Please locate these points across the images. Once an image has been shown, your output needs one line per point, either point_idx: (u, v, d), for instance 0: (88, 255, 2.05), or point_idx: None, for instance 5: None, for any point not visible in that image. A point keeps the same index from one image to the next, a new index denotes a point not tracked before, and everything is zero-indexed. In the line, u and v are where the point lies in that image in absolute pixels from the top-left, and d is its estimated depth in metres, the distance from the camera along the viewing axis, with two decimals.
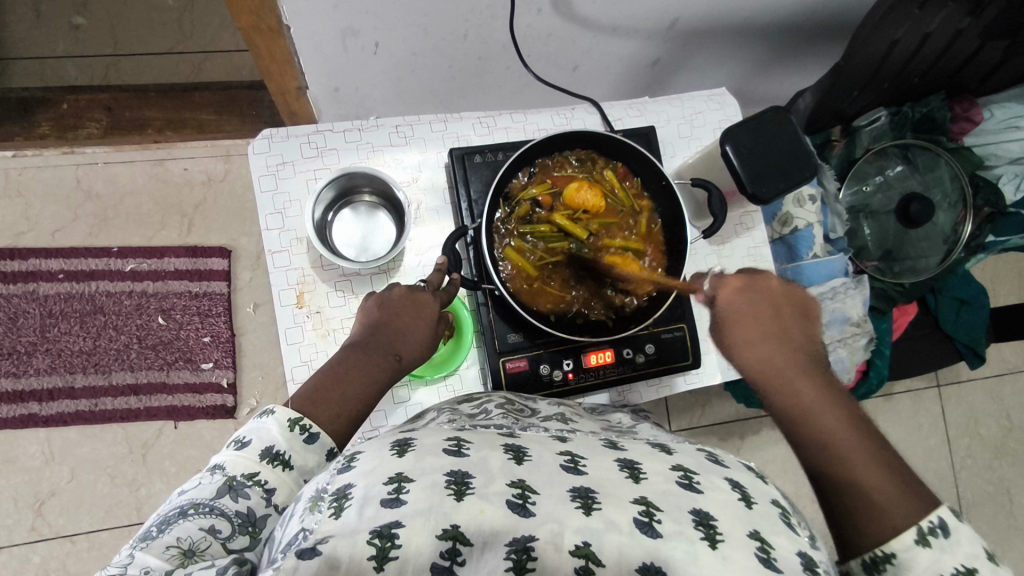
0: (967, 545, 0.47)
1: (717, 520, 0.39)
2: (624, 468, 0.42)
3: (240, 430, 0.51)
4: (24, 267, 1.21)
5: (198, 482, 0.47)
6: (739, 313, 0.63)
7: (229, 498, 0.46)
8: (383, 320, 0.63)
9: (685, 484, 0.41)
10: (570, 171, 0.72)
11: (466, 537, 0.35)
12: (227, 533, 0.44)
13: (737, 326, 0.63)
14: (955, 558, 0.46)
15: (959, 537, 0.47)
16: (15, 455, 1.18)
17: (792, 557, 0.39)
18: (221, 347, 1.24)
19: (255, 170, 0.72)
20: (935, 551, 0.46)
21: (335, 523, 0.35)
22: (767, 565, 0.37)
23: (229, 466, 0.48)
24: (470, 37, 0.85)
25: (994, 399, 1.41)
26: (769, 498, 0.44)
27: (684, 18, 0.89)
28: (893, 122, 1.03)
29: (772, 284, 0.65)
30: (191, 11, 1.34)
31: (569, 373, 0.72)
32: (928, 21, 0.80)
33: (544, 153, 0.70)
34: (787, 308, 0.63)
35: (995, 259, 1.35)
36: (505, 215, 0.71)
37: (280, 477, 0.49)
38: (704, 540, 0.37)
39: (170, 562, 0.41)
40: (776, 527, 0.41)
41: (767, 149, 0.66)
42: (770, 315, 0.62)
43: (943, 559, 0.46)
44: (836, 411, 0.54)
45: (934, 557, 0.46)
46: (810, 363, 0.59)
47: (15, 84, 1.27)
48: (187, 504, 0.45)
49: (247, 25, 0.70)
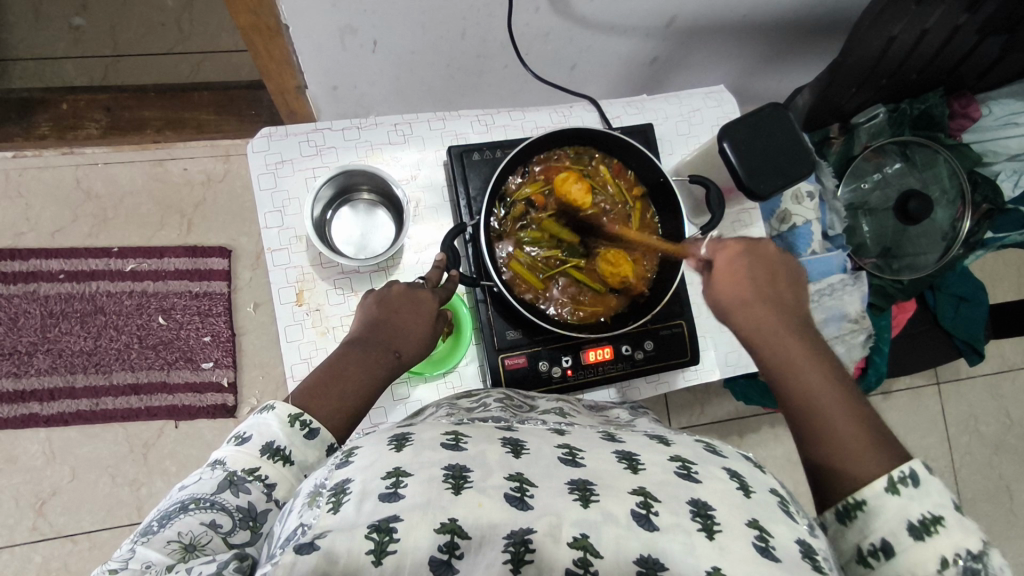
0: (938, 495, 0.47)
1: (715, 510, 0.39)
2: (623, 460, 0.42)
3: (240, 426, 0.51)
4: (25, 267, 1.22)
5: (199, 477, 0.48)
6: (735, 279, 0.59)
7: (230, 493, 0.46)
8: (381, 317, 0.63)
9: (683, 474, 0.42)
10: (563, 163, 0.72)
11: (465, 530, 0.35)
12: (228, 527, 0.44)
13: (733, 290, 0.59)
14: (923, 506, 0.47)
15: (930, 487, 0.47)
16: (15, 455, 1.18)
17: (790, 545, 0.39)
18: (222, 347, 1.25)
19: (255, 168, 0.72)
20: (903, 499, 0.47)
21: (334, 517, 0.35)
22: (766, 554, 0.37)
23: (230, 461, 0.48)
24: (469, 36, 0.85)
25: (994, 396, 1.42)
26: (768, 488, 0.44)
27: (682, 17, 0.89)
28: (892, 118, 1.04)
29: (769, 249, 0.62)
30: (191, 11, 1.34)
31: (568, 369, 0.73)
32: (927, 17, 0.80)
33: (539, 152, 0.70)
34: (782, 271, 0.61)
35: (994, 256, 1.36)
36: (501, 216, 0.71)
37: (281, 472, 0.49)
38: (702, 531, 0.38)
39: (172, 556, 0.41)
40: (775, 515, 0.41)
41: (766, 145, 0.67)
42: (766, 281, 0.60)
43: (912, 507, 0.47)
44: (827, 378, 0.54)
45: (901, 504, 0.47)
46: (804, 326, 0.58)
47: (16, 85, 1.28)
48: (189, 499, 0.45)
49: (246, 24, 0.70)
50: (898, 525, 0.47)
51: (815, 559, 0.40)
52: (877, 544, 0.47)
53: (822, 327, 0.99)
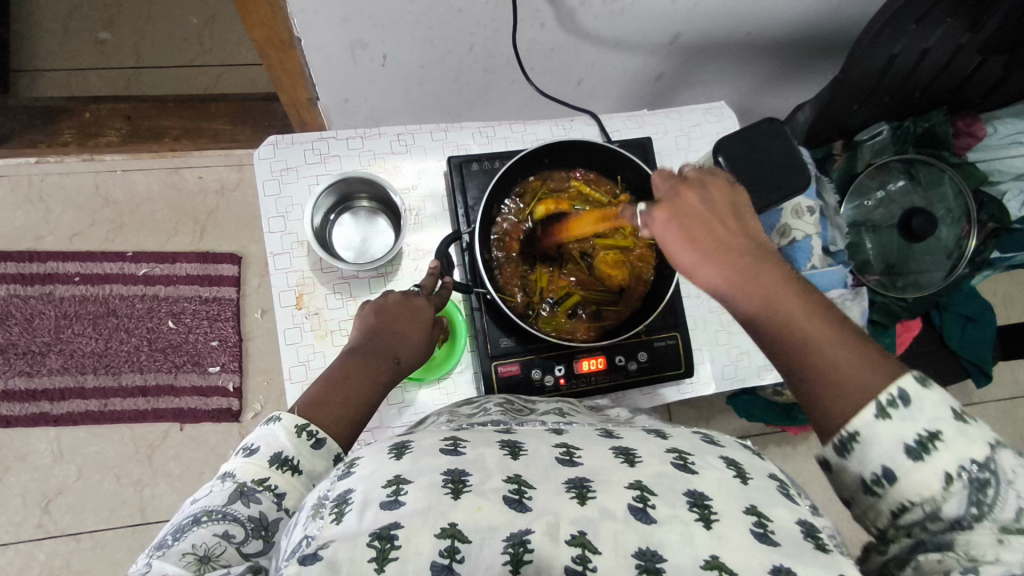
0: (932, 409, 0.44)
1: (712, 500, 0.39)
2: (620, 454, 0.43)
3: (248, 437, 0.52)
4: (43, 269, 1.25)
5: (210, 490, 0.48)
6: (682, 240, 0.52)
7: (241, 504, 0.47)
8: (381, 325, 0.64)
9: (679, 465, 0.42)
10: (542, 192, 0.73)
11: (465, 535, 0.35)
12: (241, 538, 0.44)
13: (685, 249, 0.52)
14: (917, 424, 0.44)
15: (922, 404, 0.44)
16: (24, 453, 1.21)
17: (790, 526, 0.40)
18: (228, 352, 1.27)
19: (260, 175, 0.74)
20: (896, 423, 0.44)
21: (336, 528, 0.36)
22: (764, 539, 0.37)
23: (240, 472, 0.49)
24: (476, 50, 0.87)
25: (1007, 421, 1.39)
26: (765, 473, 0.44)
27: (686, 34, 0.91)
28: (895, 136, 1.03)
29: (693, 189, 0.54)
30: (211, 26, 1.38)
31: (561, 378, 0.73)
32: (927, 37, 0.80)
33: (521, 177, 0.71)
34: (720, 207, 0.53)
35: (1005, 279, 1.34)
36: (505, 269, 0.72)
37: (291, 482, 0.50)
38: (698, 521, 0.38)
39: (187, 568, 0.41)
40: (773, 498, 0.42)
41: (760, 161, 0.67)
42: (712, 227, 0.52)
43: (905, 427, 0.44)
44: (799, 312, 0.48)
45: (895, 427, 0.44)
46: (764, 257, 0.51)
47: (42, 93, 1.33)
48: (201, 511, 0.46)
49: (260, 35, 0.74)
50: (895, 449, 0.44)
51: (817, 538, 0.40)
52: (878, 471, 0.45)
53: None
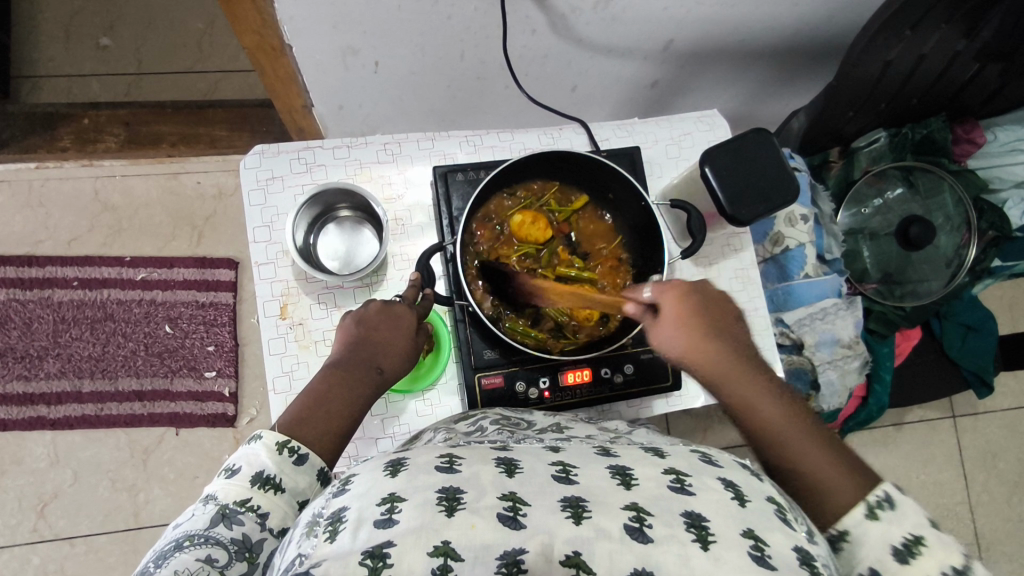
0: (913, 515, 0.50)
1: (710, 521, 0.38)
2: (616, 474, 0.42)
3: (230, 457, 0.52)
4: (42, 274, 1.26)
5: (192, 514, 0.48)
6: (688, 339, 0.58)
7: (223, 526, 0.47)
8: (361, 336, 0.62)
9: (677, 488, 0.41)
10: (520, 204, 0.73)
11: (458, 553, 0.35)
12: (224, 561, 0.45)
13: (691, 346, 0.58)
14: (903, 528, 0.49)
15: (906, 509, 0.50)
16: (21, 456, 1.21)
17: (786, 552, 0.38)
18: (224, 357, 1.27)
19: (245, 184, 0.74)
20: (883, 524, 0.49)
21: (330, 547, 0.35)
22: (761, 563, 0.36)
23: (221, 495, 0.49)
24: (468, 57, 0.86)
25: (1012, 432, 1.36)
26: (764, 495, 0.43)
27: (680, 41, 0.90)
28: (893, 143, 1.01)
29: (710, 289, 0.61)
30: (211, 32, 1.39)
31: (545, 391, 0.72)
32: (923, 43, 0.78)
33: (503, 185, 0.71)
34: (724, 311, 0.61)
35: (1011, 286, 1.32)
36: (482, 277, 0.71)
37: (273, 500, 0.49)
38: (696, 542, 0.37)
39: None
40: (770, 522, 0.40)
41: (747, 172, 0.66)
42: (718, 331, 0.59)
43: (892, 530, 0.49)
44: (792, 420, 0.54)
45: (883, 529, 0.49)
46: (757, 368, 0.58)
47: (44, 99, 1.33)
48: (183, 537, 0.46)
49: (250, 42, 0.73)
50: (884, 551, 0.49)
51: (812, 566, 0.39)
52: (867, 572, 0.49)
53: (813, 350, 0.96)
